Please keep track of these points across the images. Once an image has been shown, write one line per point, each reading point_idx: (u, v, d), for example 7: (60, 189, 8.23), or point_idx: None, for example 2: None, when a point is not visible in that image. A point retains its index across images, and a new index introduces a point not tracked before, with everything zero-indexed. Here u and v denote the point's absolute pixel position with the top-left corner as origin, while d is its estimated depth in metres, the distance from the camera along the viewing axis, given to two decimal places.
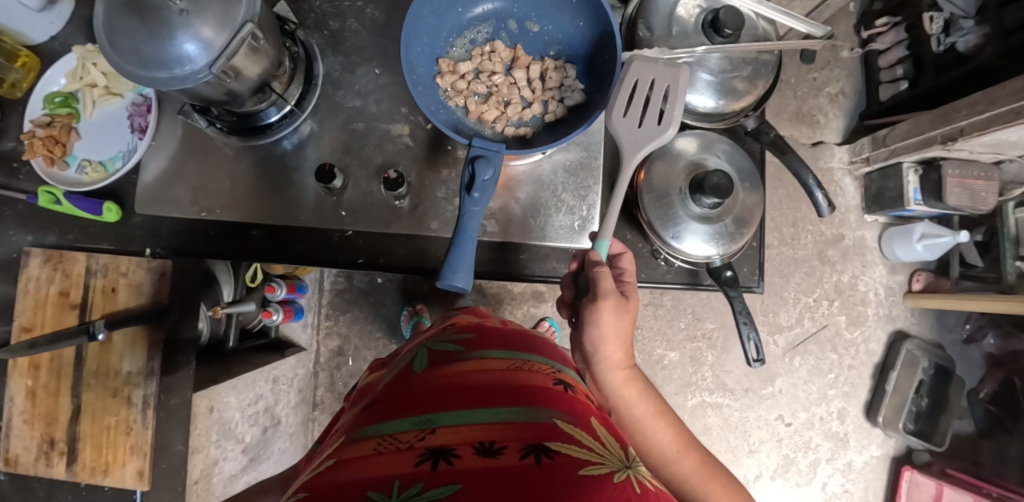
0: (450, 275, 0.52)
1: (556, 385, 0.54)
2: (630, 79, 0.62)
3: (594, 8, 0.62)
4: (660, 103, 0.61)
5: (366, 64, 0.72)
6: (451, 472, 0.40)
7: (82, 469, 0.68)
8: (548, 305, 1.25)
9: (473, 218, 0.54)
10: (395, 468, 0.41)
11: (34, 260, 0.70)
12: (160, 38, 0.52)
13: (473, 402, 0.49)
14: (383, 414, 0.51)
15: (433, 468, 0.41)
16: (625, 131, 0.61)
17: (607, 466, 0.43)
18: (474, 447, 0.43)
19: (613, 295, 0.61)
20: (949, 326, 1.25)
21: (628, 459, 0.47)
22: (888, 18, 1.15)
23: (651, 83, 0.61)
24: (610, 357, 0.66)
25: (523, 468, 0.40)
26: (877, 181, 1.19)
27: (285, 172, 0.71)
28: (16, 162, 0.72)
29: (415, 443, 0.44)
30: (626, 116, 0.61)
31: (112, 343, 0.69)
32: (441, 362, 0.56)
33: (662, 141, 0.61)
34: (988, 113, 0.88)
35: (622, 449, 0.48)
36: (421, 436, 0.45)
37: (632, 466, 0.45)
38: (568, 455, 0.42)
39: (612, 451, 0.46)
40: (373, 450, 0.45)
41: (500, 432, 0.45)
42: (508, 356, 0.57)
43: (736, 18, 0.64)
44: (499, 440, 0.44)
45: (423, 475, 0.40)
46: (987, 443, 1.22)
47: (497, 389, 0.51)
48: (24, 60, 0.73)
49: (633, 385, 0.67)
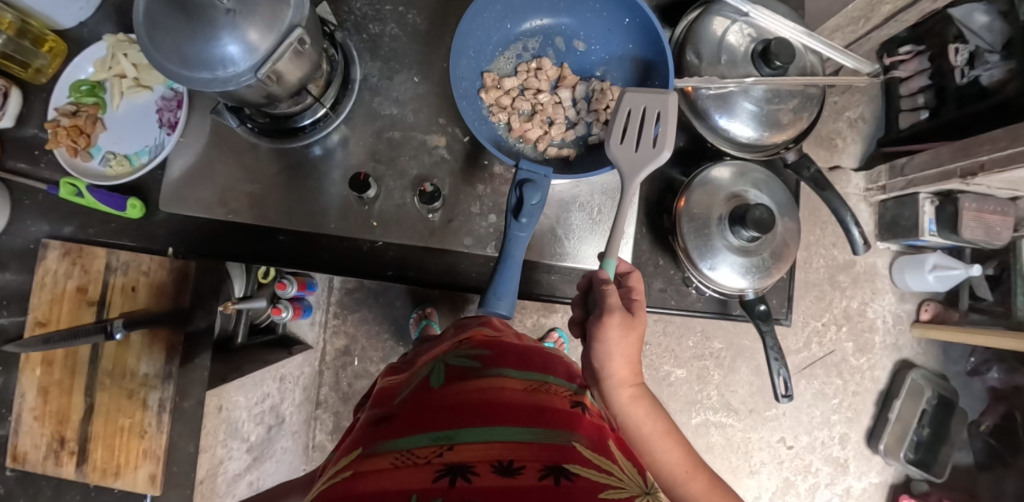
0: (494, 303, 0.57)
1: (574, 406, 0.49)
2: (622, 110, 0.57)
3: (645, 31, 0.64)
4: (651, 129, 0.56)
5: (405, 71, 0.71)
6: (469, 490, 0.36)
7: (92, 470, 0.67)
8: (558, 316, 1.22)
9: (518, 242, 0.56)
10: (413, 483, 0.37)
11: (52, 253, 0.68)
12: (203, 36, 0.48)
13: (492, 418, 0.44)
14: (399, 426, 0.46)
15: (452, 486, 0.37)
16: (623, 160, 0.57)
17: (624, 491, 0.39)
18: (493, 466, 0.39)
19: (618, 310, 0.55)
20: (954, 358, 1.24)
21: (645, 485, 0.42)
22: (911, 46, 1.12)
23: (641, 112, 0.57)
24: (618, 376, 0.57)
25: (542, 492, 0.36)
26: (892, 209, 1.17)
27: (315, 178, 0.69)
28: (38, 149, 0.70)
29: (432, 458, 0.40)
30: (622, 143, 0.56)
31: (130, 344, 0.67)
32: (458, 373, 0.51)
33: (660, 166, 0.56)
34: (1010, 149, 0.85)
35: (638, 475, 0.43)
36: (439, 452, 0.41)
37: (652, 493, 0.40)
38: (589, 480, 0.38)
39: (629, 476, 0.42)
40: (389, 464, 0.41)
41: (519, 451, 0.40)
42: (531, 373, 0.52)
43: (787, 51, 0.64)
44: (518, 459, 0.39)
45: (441, 492, 0.36)
46: (984, 476, 1.22)
47: (515, 404, 0.46)
48: (51, 45, 0.71)
49: (642, 404, 0.58)
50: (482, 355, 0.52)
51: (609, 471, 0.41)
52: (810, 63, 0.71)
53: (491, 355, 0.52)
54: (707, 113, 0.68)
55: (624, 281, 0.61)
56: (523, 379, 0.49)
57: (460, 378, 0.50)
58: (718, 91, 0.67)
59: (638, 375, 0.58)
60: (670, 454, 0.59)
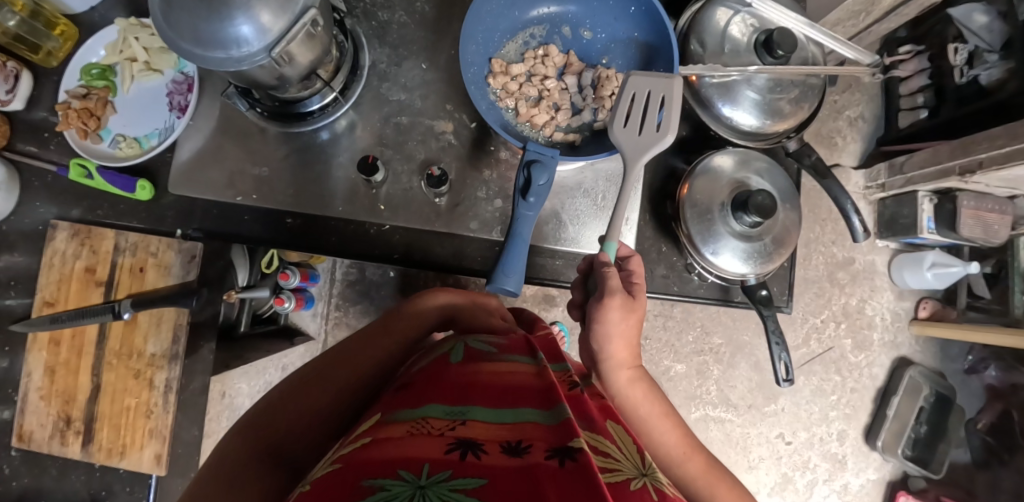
0: (502, 279, 0.57)
1: (571, 387, 0.49)
2: (628, 92, 0.58)
3: (651, 20, 0.65)
4: (658, 111, 0.57)
5: (413, 58, 0.72)
6: (479, 465, 0.34)
7: (97, 450, 0.70)
8: (559, 310, 1.23)
9: (526, 222, 0.57)
10: (424, 452, 0.35)
11: (60, 234, 0.69)
12: (218, 16, 0.49)
13: (501, 402, 0.44)
14: (412, 397, 0.45)
15: (461, 460, 0.34)
16: (627, 143, 0.57)
17: (621, 473, 0.37)
18: (501, 445, 0.37)
19: (619, 293, 0.56)
20: (952, 356, 1.25)
21: (644, 466, 0.40)
22: (911, 46, 1.13)
23: (646, 97, 0.58)
24: (615, 358, 0.59)
25: (548, 468, 0.34)
26: (891, 207, 1.18)
27: (323, 162, 0.69)
28: (48, 132, 0.70)
29: (444, 431, 0.39)
30: (626, 127, 0.57)
31: (138, 323, 0.70)
32: (470, 356, 0.53)
33: (664, 150, 0.57)
34: (1009, 147, 0.87)
35: (638, 454, 0.41)
36: (451, 426, 0.39)
37: (650, 475, 0.38)
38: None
39: (628, 457, 0.40)
40: (403, 433, 0.38)
41: (527, 432, 0.39)
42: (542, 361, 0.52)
43: (790, 40, 0.65)
44: (525, 439, 0.38)
45: (451, 464, 0.34)
46: (982, 474, 1.22)
47: (524, 389, 0.46)
48: (63, 29, 0.71)
49: (638, 386, 0.60)
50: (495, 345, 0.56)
51: (609, 454, 0.39)
52: (810, 54, 0.72)
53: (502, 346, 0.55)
54: (710, 101, 0.69)
55: (626, 265, 0.62)
56: (530, 364, 0.51)
57: (471, 360, 0.51)
58: (720, 79, 0.69)
59: (635, 356, 0.60)
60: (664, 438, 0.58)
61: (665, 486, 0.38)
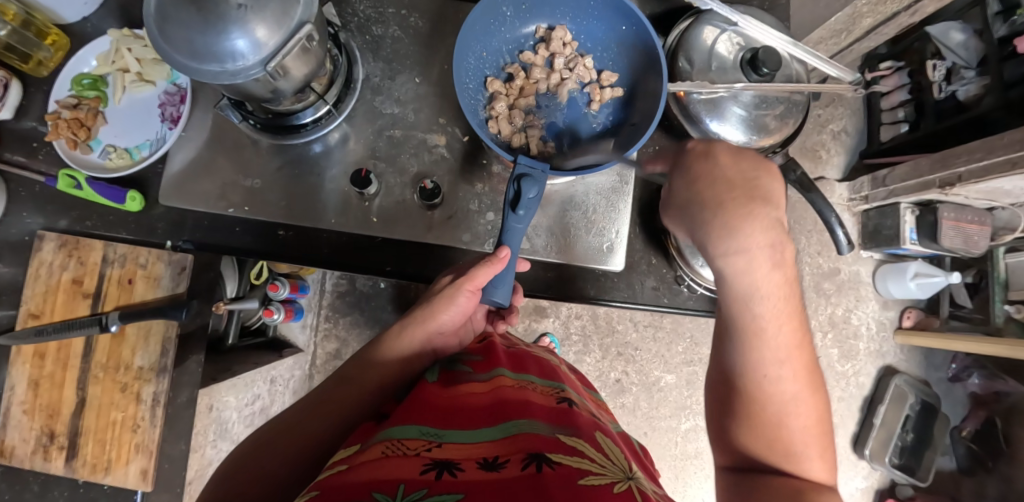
0: (491, 290, 0.58)
1: (560, 403, 0.49)
2: (676, 31, 0.74)
3: (643, 40, 0.66)
4: (702, 51, 0.72)
5: (407, 72, 0.73)
6: (454, 483, 0.36)
7: (82, 465, 0.69)
8: (549, 321, 1.23)
9: (515, 233, 0.57)
10: (399, 472, 0.36)
11: (48, 245, 0.68)
12: (214, 30, 0.49)
13: (480, 421, 0.45)
14: (393, 422, 0.46)
15: (438, 478, 0.36)
16: (694, 73, 0.71)
17: (606, 477, 0.37)
18: (478, 462, 0.39)
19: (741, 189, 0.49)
20: (936, 365, 1.27)
21: (629, 471, 0.40)
22: (891, 62, 1.17)
23: (701, 29, 0.72)
24: (719, 215, 0.46)
25: (522, 480, 0.35)
26: (874, 218, 1.19)
27: (315, 175, 0.70)
28: (37, 142, 0.70)
29: (421, 451, 0.40)
30: (681, 65, 0.72)
31: (125, 336, 0.70)
32: (448, 378, 0.55)
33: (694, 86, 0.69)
34: (986, 161, 0.89)
35: (622, 461, 0.42)
36: (428, 447, 0.41)
37: (635, 478, 0.39)
38: (573, 466, 0.37)
39: (612, 462, 0.40)
40: (380, 454, 0.39)
41: (504, 447, 0.40)
42: (518, 378, 0.53)
43: (773, 58, 0.68)
44: (502, 454, 0.39)
45: (427, 482, 0.35)
46: (967, 481, 1.24)
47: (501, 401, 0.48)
48: (53, 38, 0.71)
49: (756, 244, 0.46)
50: (471, 363, 0.58)
51: (590, 458, 0.40)
52: (795, 72, 0.74)
53: (484, 365, 0.57)
54: (697, 117, 0.70)
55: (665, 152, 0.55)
56: (491, 383, 0.51)
57: (450, 382, 0.54)
58: (708, 95, 0.70)
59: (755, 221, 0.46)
60: (779, 361, 0.46)
61: (648, 488, 0.39)
